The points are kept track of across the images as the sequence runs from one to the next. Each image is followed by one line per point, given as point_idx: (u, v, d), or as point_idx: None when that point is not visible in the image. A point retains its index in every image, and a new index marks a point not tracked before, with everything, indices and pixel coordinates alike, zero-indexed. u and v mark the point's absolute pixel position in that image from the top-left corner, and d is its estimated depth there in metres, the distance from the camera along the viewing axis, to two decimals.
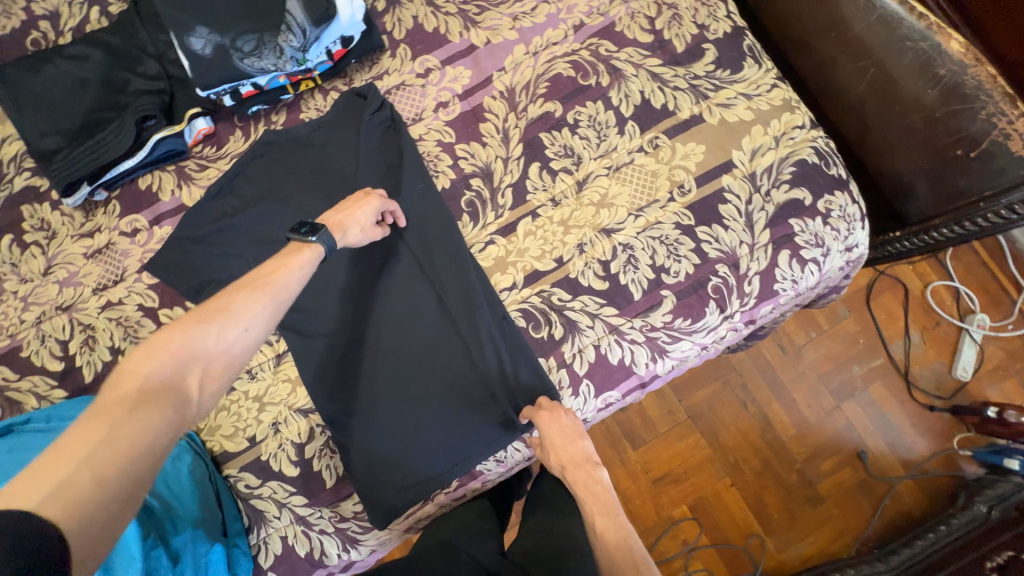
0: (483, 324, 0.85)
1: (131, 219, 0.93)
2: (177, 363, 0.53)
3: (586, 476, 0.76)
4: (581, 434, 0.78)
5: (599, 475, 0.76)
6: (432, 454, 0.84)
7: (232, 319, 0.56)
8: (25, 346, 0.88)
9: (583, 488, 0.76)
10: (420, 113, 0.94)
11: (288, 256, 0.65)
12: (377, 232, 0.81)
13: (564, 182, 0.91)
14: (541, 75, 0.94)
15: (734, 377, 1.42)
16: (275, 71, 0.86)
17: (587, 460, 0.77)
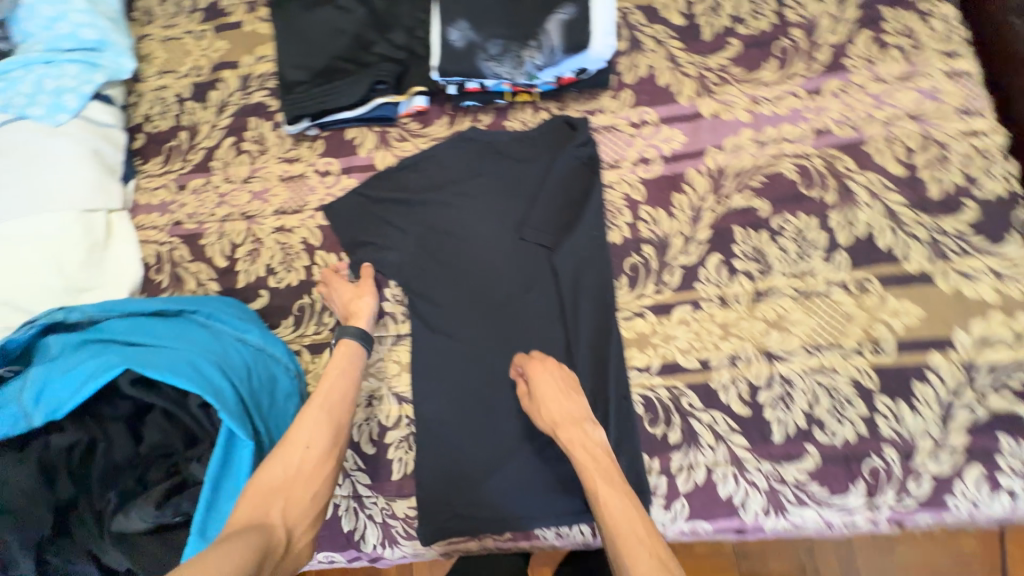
0: (601, 397, 0.80)
1: (328, 160, 1.00)
2: (257, 500, 0.58)
3: (582, 436, 0.72)
4: (579, 396, 0.76)
5: (597, 437, 0.72)
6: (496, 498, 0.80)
7: (292, 442, 0.63)
8: (207, 236, 0.99)
9: (579, 448, 0.71)
10: (618, 161, 0.91)
11: (340, 367, 0.74)
12: (366, 281, 0.89)
13: (742, 285, 0.82)
14: (760, 167, 0.87)
15: (853, 562, 0.96)
16: (506, 79, 0.88)
17: (579, 421, 0.73)
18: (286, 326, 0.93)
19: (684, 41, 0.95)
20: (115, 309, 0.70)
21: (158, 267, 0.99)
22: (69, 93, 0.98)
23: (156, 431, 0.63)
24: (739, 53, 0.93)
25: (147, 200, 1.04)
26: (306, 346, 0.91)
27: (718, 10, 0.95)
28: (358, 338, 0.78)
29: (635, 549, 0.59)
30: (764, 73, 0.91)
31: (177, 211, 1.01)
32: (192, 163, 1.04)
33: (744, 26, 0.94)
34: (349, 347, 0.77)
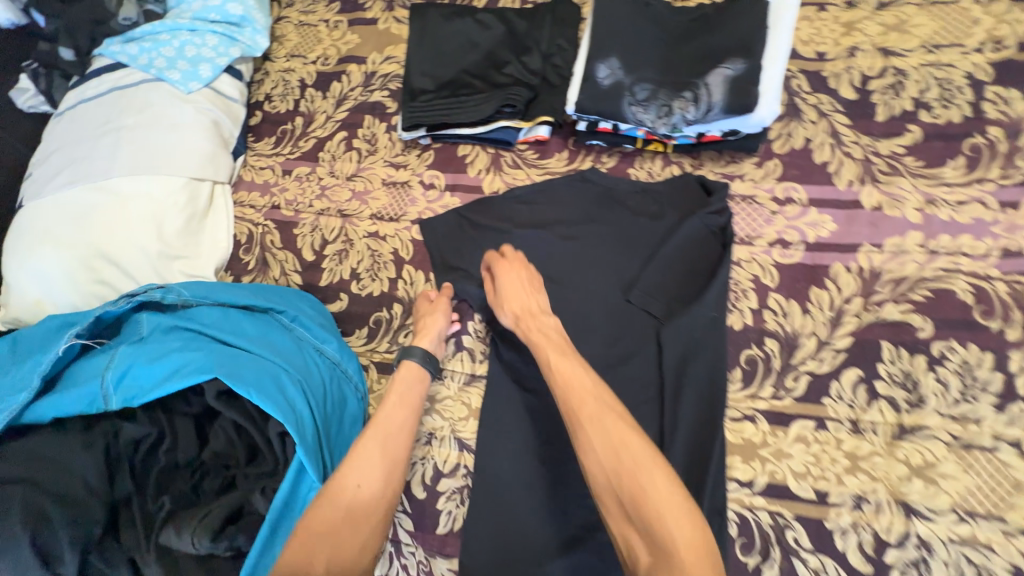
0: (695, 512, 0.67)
1: (434, 173, 0.96)
2: (301, 547, 0.50)
3: (543, 324, 0.72)
4: (539, 286, 0.77)
5: (552, 322, 0.72)
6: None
7: (345, 480, 0.55)
8: (300, 226, 0.97)
9: (536, 331, 0.71)
10: (751, 237, 0.81)
11: (398, 390, 0.66)
12: (440, 299, 0.82)
13: (882, 414, 0.70)
14: (925, 279, 0.74)
15: None
16: (647, 127, 0.80)
17: (536, 313, 0.73)
18: (358, 337, 0.88)
19: (851, 117, 0.84)
20: (207, 296, 0.67)
21: (247, 247, 0.98)
22: (205, 62, 0.99)
23: (222, 440, 0.59)
24: (917, 142, 0.80)
25: (251, 178, 1.03)
26: (375, 363, 0.85)
27: (899, 90, 0.83)
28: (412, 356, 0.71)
29: (592, 412, 0.59)
30: (945, 171, 0.78)
31: (278, 194, 1.00)
32: (302, 151, 1.03)
33: (928, 112, 0.81)
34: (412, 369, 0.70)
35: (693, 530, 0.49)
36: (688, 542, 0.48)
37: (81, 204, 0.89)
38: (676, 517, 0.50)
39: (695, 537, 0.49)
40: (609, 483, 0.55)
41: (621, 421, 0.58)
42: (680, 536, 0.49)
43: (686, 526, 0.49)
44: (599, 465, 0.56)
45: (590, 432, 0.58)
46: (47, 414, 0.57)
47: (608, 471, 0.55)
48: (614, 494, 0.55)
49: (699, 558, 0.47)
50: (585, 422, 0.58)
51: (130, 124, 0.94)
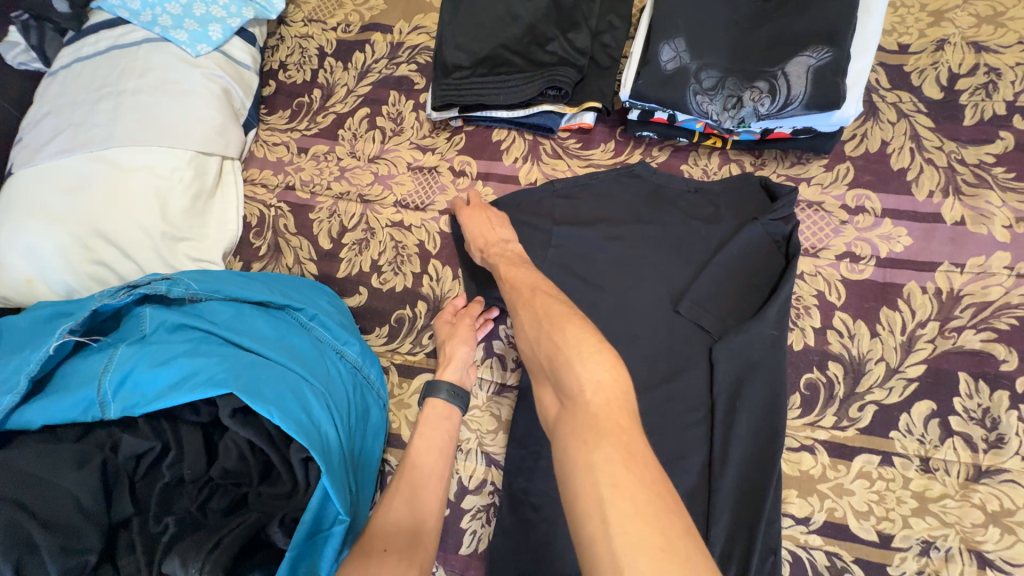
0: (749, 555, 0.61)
1: (465, 159, 0.88)
2: None
3: (501, 245, 0.71)
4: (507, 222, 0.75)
5: (513, 245, 0.71)
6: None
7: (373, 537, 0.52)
8: (316, 211, 0.89)
9: (495, 253, 0.70)
10: (817, 248, 0.73)
11: (427, 431, 0.63)
12: (461, 322, 0.74)
13: (957, 452, 0.63)
14: (1011, 305, 0.67)
15: None
16: (711, 120, 0.72)
17: (501, 241, 0.72)
18: (378, 336, 0.81)
19: (935, 119, 0.75)
20: (218, 290, 0.59)
21: (259, 231, 0.90)
22: (215, 22, 0.89)
23: (233, 456, 0.52)
24: (1009, 151, 0.72)
25: (264, 154, 0.95)
26: (396, 365, 0.79)
27: (992, 90, 0.75)
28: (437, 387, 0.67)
29: (528, 298, 0.59)
30: None
31: (292, 174, 0.92)
32: (319, 127, 0.94)
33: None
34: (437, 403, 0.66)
35: (608, 376, 0.48)
36: (598, 385, 0.47)
37: (77, 176, 0.80)
38: (585, 360, 0.49)
39: (603, 378, 0.48)
40: (539, 357, 0.54)
41: (551, 298, 0.57)
42: (589, 380, 0.48)
43: (602, 373, 0.48)
44: (529, 345, 0.56)
45: (521, 313, 0.58)
46: (37, 419, 0.50)
47: (532, 341, 0.56)
48: (537, 361, 0.55)
49: (607, 398, 0.47)
50: (518, 306, 0.59)
51: (131, 88, 0.84)
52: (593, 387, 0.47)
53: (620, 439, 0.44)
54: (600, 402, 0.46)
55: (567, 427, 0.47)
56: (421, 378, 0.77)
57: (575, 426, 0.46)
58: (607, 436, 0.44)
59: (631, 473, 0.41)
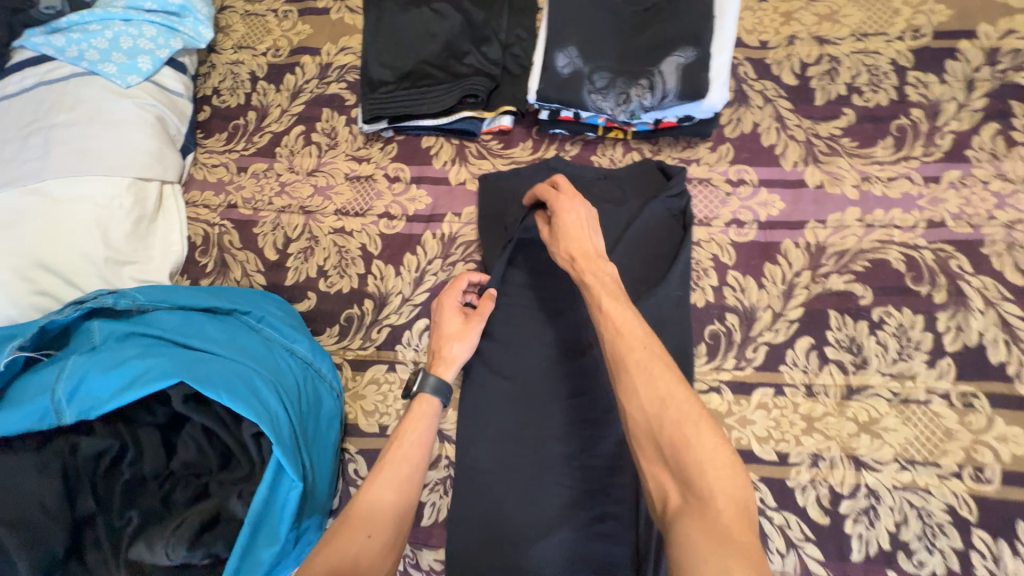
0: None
1: (399, 166, 0.95)
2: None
3: (598, 268, 0.68)
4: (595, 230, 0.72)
5: (608, 268, 0.68)
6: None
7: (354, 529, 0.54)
8: (260, 225, 0.93)
9: (590, 274, 0.67)
10: (709, 218, 0.85)
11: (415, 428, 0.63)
12: (476, 323, 0.72)
13: (832, 376, 0.75)
14: (864, 250, 0.80)
15: None
16: (607, 115, 0.82)
17: (593, 257, 0.69)
18: (329, 335, 0.86)
19: (793, 102, 0.89)
20: (164, 300, 0.63)
21: (204, 250, 0.93)
22: (143, 54, 0.93)
23: (192, 449, 0.57)
24: (852, 124, 0.87)
25: (204, 176, 0.98)
26: (349, 361, 0.84)
27: (834, 76, 0.90)
28: (438, 392, 0.66)
29: (643, 361, 0.57)
30: (877, 151, 0.85)
31: (233, 193, 0.96)
32: (257, 146, 0.99)
33: (860, 97, 0.88)
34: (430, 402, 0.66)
35: (741, 491, 0.49)
36: (732, 499, 0.48)
37: (12, 209, 0.82)
38: (717, 467, 0.50)
39: (736, 492, 0.49)
40: (653, 439, 0.54)
41: (672, 375, 0.56)
42: (722, 490, 0.49)
43: (732, 482, 0.49)
44: (646, 419, 0.54)
45: (636, 380, 0.56)
46: None
47: (645, 417, 0.55)
48: (651, 438, 0.54)
49: (737, 514, 0.48)
50: (630, 369, 0.57)
51: (63, 120, 0.87)
52: (726, 498, 0.48)
53: (749, 554, 0.45)
54: (734, 516, 0.47)
55: (692, 523, 0.48)
56: (372, 369, 0.83)
57: (704, 528, 0.47)
58: (739, 550, 0.45)
59: None
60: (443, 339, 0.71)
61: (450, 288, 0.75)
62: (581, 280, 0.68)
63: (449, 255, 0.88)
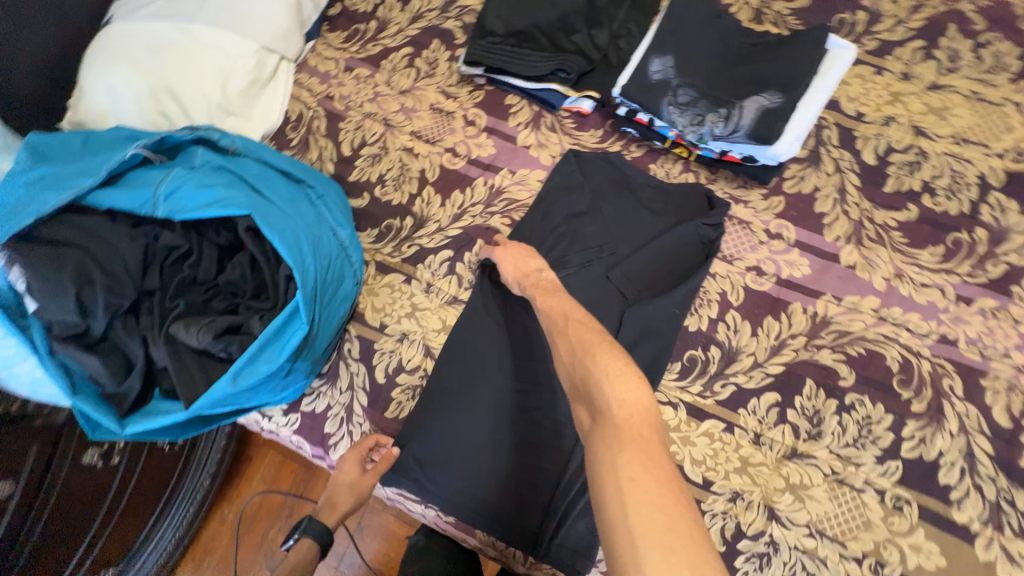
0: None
1: (479, 112, 1.03)
2: None
3: (536, 280, 0.80)
4: (534, 255, 0.85)
5: (547, 275, 0.80)
6: (456, 500, 0.81)
7: None
8: (346, 122, 1.05)
9: (531, 282, 0.80)
10: (733, 257, 0.89)
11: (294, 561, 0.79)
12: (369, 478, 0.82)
13: (783, 435, 0.80)
14: (865, 338, 0.82)
15: None
16: (677, 130, 0.87)
17: (535, 273, 0.81)
18: (368, 235, 0.98)
19: (862, 180, 0.90)
20: (254, 153, 0.77)
21: (295, 126, 1.06)
22: None
23: (236, 271, 0.70)
24: (910, 221, 0.87)
25: (316, 64, 1.10)
26: (376, 262, 0.96)
27: (915, 169, 0.89)
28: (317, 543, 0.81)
29: (563, 327, 0.69)
30: (923, 254, 0.85)
31: (334, 87, 1.08)
32: (367, 53, 1.10)
33: (931, 198, 0.87)
34: (307, 548, 0.81)
35: (633, 394, 0.56)
36: (624, 402, 0.56)
37: (161, 37, 0.96)
38: (615, 381, 0.58)
39: (630, 398, 0.56)
40: (575, 380, 0.63)
41: (586, 330, 0.67)
42: (619, 399, 0.56)
43: (628, 393, 0.57)
44: (569, 370, 0.65)
45: (562, 346, 0.67)
46: (104, 202, 0.66)
47: (570, 366, 0.65)
48: (575, 384, 0.63)
49: (631, 414, 0.55)
50: (556, 334, 0.69)
51: None
52: (620, 403, 0.56)
53: (638, 445, 0.51)
54: (626, 417, 0.54)
55: (598, 435, 0.55)
56: (392, 275, 0.94)
57: (605, 434, 0.54)
58: (632, 445, 0.51)
59: (648, 470, 0.48)
60: (339, 492, 0.83)
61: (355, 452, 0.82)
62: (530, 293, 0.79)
63: (491, 205, 0.97)
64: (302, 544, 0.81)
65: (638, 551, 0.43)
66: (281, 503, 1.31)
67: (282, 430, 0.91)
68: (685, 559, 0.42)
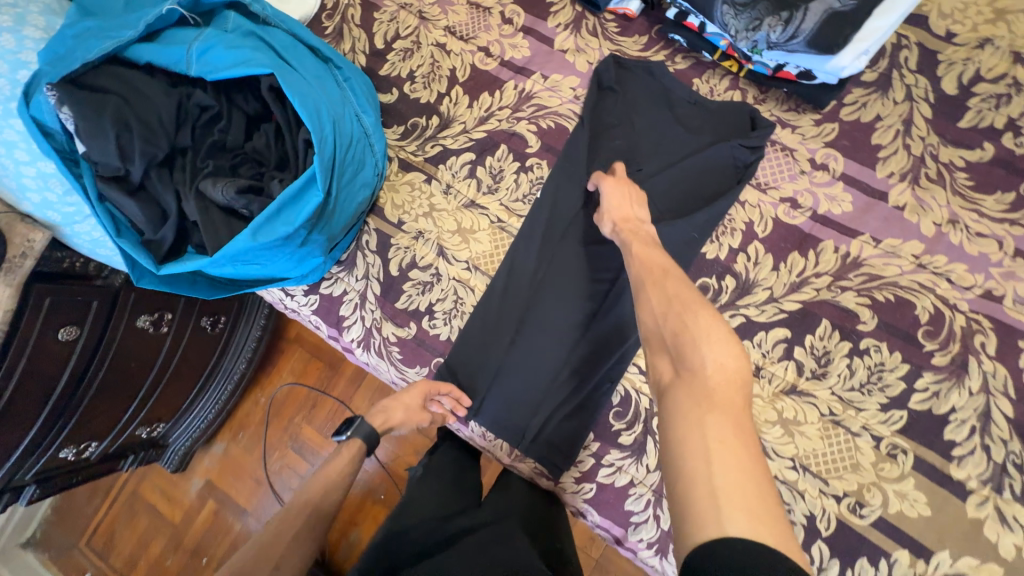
0: (615, 344, 0.83)
1: (518, 11, 0.97)
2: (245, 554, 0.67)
3: (637, 226, 0.72)
4: (641, 201, 0.76)
5: (646, 229, 0.72)
6: (473, 384, 0.87)
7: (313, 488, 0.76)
8: (380, 12, 1.01)
9: (628, 230, 0.71)
10: (769, 185, 0.83)
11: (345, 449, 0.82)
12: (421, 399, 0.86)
13: (786, 371, 0.78)
14: (897, 285, 0.77)
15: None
16: (729, 34, 0.79)
17: (635, 220, 0.73)
18: (393, 132, 0.97)
19: (935, 111, 0.80)
20: (285, 24, 0.76)
21: (330, 14, 1.03)
22: None
23: (261, 140, 0.72)
24: (981, 162, 0.77)
25: None
26: (399, 159, 0.96)
27: (1001, 103, 0.78)
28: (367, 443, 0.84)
29: (658, 279, 0.60)
30: (987, 200, 0.76)
31: None
32: None
33: (1013, 138, 0.77)
34: (358, 448, 0.83)
35: (733, 362, 0.48)
36: (722, 367, 0.48)
37: None
38: (712, 344, 0.49)
39: (729, 365, 0.48)
40: (660, 331, 0.55)
41: (681, 284, 0.58)
42: (712, 360, 0.49)
43: (725, 358, 0.49)
44: (653, 318, 0.57)
45: (653, 294, 0.59)
46: (142, 57, 0.69)
47: (656, 316, 0.57)
48: (658, 334, 0.56)
49: (726, 381, 0.47)
50: (648, 284, 0.60)
51: None
52: (716, 367, 0.48)
53: (729, 414, 0.45)
54: (723, 383, 0.47)
55: (681, 394, 0.48)
56: (413, 174, 0.95)
57: (690, 392, 0.48)
58: (726, 411, 0.45)
59: (738, 440, 0.43)
60: (396, 404, 0.87)
61: (427, 386, 0.85)
62: (617, 238, 0.72)
63: (520, 110, 0.93)
64: (351, 442, 0.83)
65: (721, 509, 0.39)
66: (306, 395, 1.44)
67: (303, 310, 0.98)
68: (772, 530, 0.39)
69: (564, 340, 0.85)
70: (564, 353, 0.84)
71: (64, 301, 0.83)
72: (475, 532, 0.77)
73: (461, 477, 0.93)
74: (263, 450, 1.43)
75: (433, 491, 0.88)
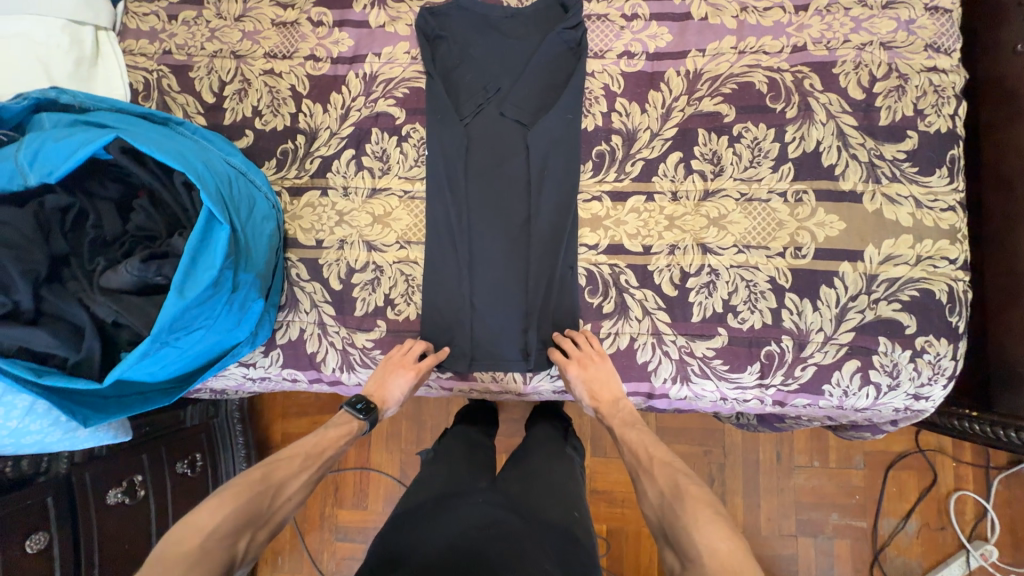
0: (560, 229, 0.90)
1: (321, 11, 1.00)
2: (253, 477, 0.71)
3: (615, 409, 0.85)
4: (613, 380, 0.85)
5: (623, 404, 0.86)
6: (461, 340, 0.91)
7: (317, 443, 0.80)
8: (195, 69, 1.00)
9: (610, 414, 0.86)
10: (604, 52, 0.94)
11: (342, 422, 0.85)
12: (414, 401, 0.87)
13: (694, 183, 0.89)
14: (733, 75, 0.91)
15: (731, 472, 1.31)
16: None
17: (613, 402, 0.86)
18: (269, 168, 0.97)
19: None
20: (104, 102, 0.74)
21: (146, 95, 1.00)
22: None
23: (141, 214, 0.70)
24: None
25: (136, 25, 1.03)
26: (287, 189, 0.96)
27: None
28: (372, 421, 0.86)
29: (647, 466, 0.77)
30: None
31: (167, 40, 1.01)
32: None
33: None
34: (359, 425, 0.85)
35: (723, 543, 0.62)
36: (715, 550, 0.62)
37: None
38: (701, 528, 0.64)
39: (720, 547, 0.62)
40: (660, 519, 0.70)
41: (668, 469, 0.75)
42: (707, 546, 0.62)
43: (720, 542, 0.62)
44: (654, 508, 0.72)
45: (646, 480, 0.76)
46: None
47: (655, 503, 0.72)
48: (659, 524, 0.70)
49: (722, 560, 0.60)
50: (642, 473, 0.77)
51: None
52: (711, 550, 0.62)
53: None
54: (719, 563, 0.60)
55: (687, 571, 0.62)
56: (307, 195, 0.95)
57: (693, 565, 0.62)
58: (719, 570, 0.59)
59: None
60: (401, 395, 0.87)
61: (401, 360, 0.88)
62: (603, 420, 0.87)
63: (371, 92, 0.97)
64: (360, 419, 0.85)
65: None
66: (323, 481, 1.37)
67: (271, 372, 0.95)
68: None
69: (517, 262, 0.92)
70: (522, 271, 0.91)
71: (12, 511, 0.78)
72: (468, 524, 0.77)
73: (474, 453, 0.96)
74: (313, 557, 1.35)
75: (444, 471, 0.90)
